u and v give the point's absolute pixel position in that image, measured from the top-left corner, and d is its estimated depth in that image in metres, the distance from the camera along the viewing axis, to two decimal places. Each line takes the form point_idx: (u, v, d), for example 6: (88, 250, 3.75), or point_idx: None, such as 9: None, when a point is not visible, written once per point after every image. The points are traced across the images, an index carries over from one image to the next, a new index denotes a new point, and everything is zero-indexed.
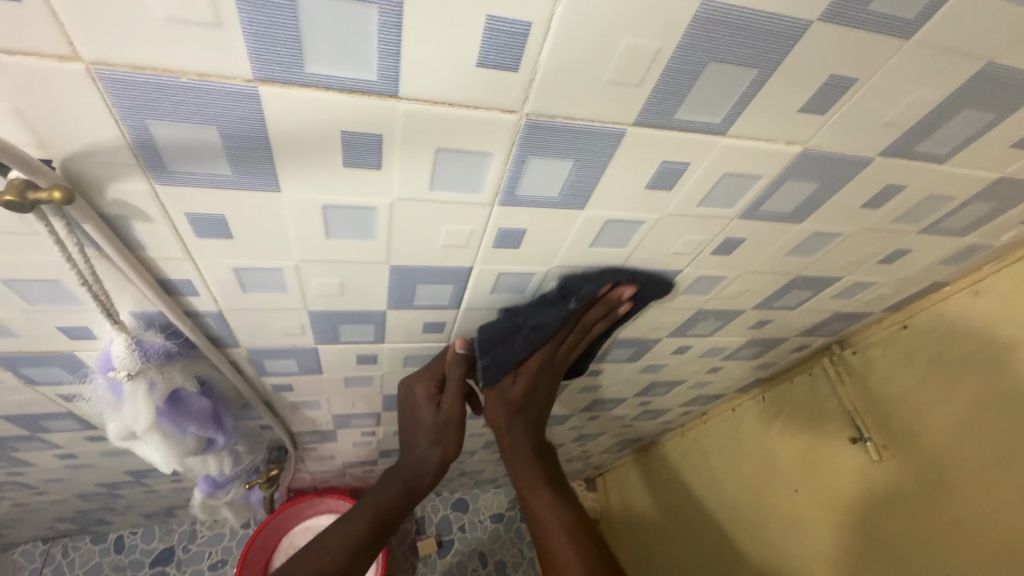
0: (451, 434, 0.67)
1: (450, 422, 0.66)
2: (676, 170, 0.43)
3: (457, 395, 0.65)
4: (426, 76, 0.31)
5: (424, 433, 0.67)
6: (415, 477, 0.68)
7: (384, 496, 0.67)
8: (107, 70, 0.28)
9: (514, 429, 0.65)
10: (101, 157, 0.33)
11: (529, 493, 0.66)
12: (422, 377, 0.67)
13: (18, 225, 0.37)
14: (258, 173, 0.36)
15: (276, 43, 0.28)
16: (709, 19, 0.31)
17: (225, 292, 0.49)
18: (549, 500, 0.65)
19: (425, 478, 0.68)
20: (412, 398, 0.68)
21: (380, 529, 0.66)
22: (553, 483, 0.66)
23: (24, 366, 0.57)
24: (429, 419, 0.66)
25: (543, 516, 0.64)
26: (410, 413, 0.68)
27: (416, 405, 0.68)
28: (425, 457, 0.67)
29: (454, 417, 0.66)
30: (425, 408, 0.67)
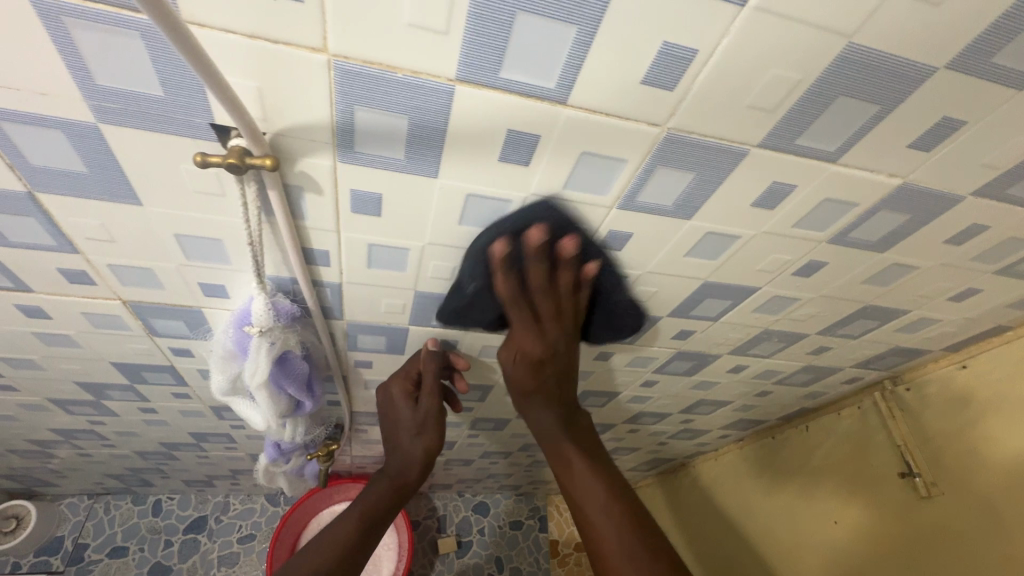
0: (433, 428, 0.71)
1: (429, 418, 0.71)
2: (783, 191, 0.47)
3: (432, 391, 0.70)
4: (596, 87, 0.36)
5: (405, 429, 0.72)
6: (402, 472, 0.71)
7: (372, 497, 0.69)
8: (344, 62, 0.34)
9: (537, 408, 0.62)
10: (306, 134, 0.39)
11: (561, 466, 0.60)
12: (398, 378, 0.73)
13: (213, 187, 0.43)
14: (425, 160, 0.42)
15: (485, 50, 0.34)
16: (851, 59, 0.36)
17: (353, 266, 0.55)
18: (588, 477, 0.58)
19: (411, 475, 0.71)
20: (392, 396, 0.73)
21: (374, 524, 0.68)
22: (587, 454, 0.60)
23: (153, 317, 0.63)
24: (409, 415, 0.72)
25: (582, 497, 0.57)
26: (390, 413, 0.74)
27: (395, 406, 0.73)
28: (410, 450, 0.71)
29: (432, 410, 0.71)
30: (403, 405, 0.73)
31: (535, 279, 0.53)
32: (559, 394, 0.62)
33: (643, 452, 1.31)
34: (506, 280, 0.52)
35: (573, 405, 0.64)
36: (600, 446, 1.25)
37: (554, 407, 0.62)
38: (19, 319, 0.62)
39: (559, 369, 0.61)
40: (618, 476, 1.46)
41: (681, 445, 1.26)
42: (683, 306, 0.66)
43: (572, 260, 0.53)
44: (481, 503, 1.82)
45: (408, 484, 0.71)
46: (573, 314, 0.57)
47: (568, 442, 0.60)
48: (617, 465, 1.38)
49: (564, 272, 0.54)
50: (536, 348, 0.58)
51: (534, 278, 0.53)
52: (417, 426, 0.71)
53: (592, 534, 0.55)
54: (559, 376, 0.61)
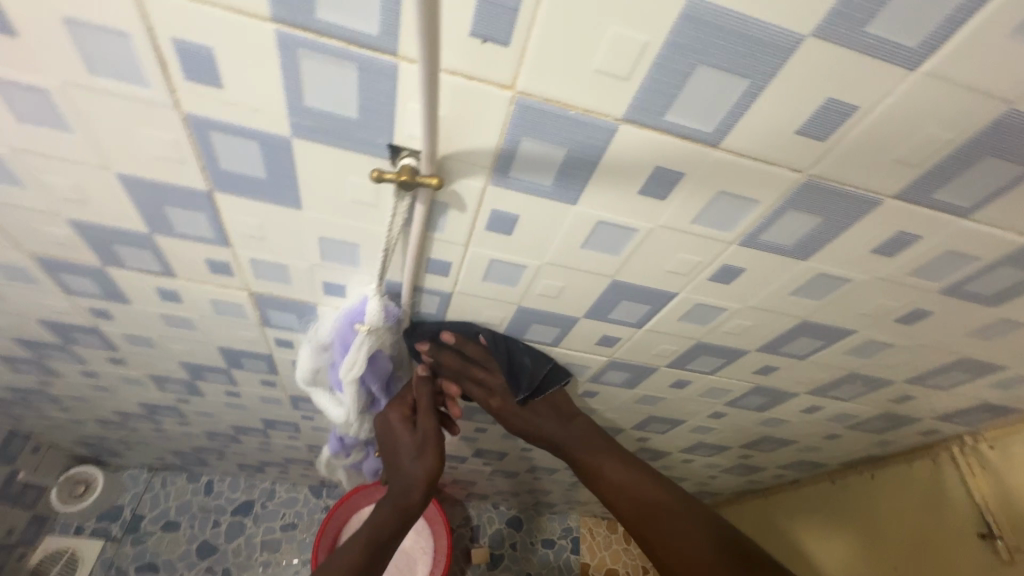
0: (434, 451, 0.73)
1: (428, 443, 0.73)
2: (906, 241, 0.48)
3: (431, 413, 0.73)
4: (752, 133, 0.39)
5: (405, 453, 0.74)
6: (405, 493, 0.73)
7: (374, 521, 0.73)
8: (526, 99, 0.37)
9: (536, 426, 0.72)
10: (469, 158, 0.43)
11: (583, 469, 0.71)
12: (395, 403, 0.75)
13: (370, 198, 0.48)
14: (570, 188, 0.45)
15: (657, 96, 0.36)
16: (1007, 123, 0.37)
17: (468, 277, 0.58)
18: (610, 470, 0.70)
19: (412, 498, 0.73)
20: (391, 420, 0.74)
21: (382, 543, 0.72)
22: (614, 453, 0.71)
23: (271, 309, 0.68)
24: (409, 439, 0.73)
25: (609, 480, 0.69)
26: (389, 437, 0.74)
27: (391, 431, 0.74)
28: (409, 474, 0.74)
29: (430, 433, 0.73)
30: (401, 429, 0.74)
31: (454, 362, 0.70)
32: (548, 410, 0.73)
33: (692, 483, 1.29)
34: (440, 360, 0.70)
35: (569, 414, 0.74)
36: None
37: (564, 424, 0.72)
38: (153, 300, 0.68)
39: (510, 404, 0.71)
40: None
41: (734, 480, 1.24)
42: (773, 342, 0.67)
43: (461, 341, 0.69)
44: (514, 517, 1.82)
45: (410, 507, 0.73)
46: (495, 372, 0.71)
47: (576, 442, 0.72)
48: None
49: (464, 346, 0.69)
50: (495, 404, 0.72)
51: (452, 361, 0.70)
52: (420, 449, 0.73)
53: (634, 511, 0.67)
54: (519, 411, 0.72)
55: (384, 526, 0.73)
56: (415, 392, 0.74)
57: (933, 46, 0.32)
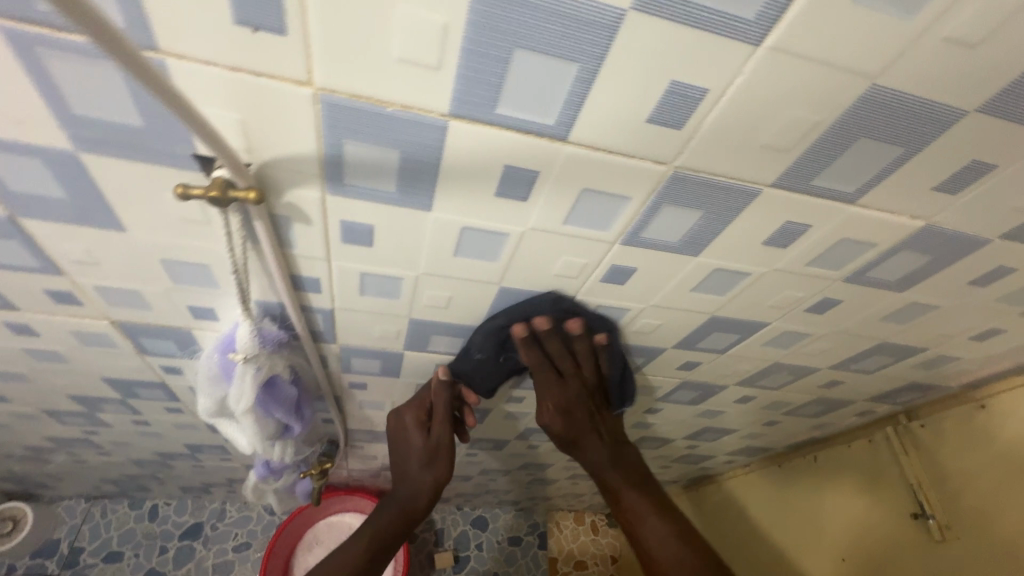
0: (443, 460, 0.67)
1: (438, 449, 0.67)
2: (796, 231, 0.45)
3: (446, 420, 0.66)
4: (599, 124, 0.34)
5: (414, 459, 0.67)
6: (410, 502, 0.67)
7: (380, 523, 0.68)
8: (330, 96, 0.32)
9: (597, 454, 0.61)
10: (292, 166, 0.37)
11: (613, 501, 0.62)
12: (410, 405, 0.68)
13: (198, 216, 0.42)
14: (418, 193, 0.40)
15: (480, 86, 0.31)
16: (873, 101, 0.33)
17: (344, 292, 0.53)
18: (637, 503, 0.60)
19: (419, 504, 0.68)
20: (401, 422, 0.68)
21: (382, 548, 0.67)
22: (642, 485, 0.61)
23: (143, 337, 0.62)
24: (419, 444, 0.67)
25: (642, 529, 0.59)
26: (400, 439, 0.69)
27: (403, 432, 0.69)
28: (417, 481, 0.67)
29: (443, 441, 0.67)
30: (413, 433, 0.68)
31: (556, 352, 0.57)
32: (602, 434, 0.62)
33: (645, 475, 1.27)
34: (544, 350, 0.57)
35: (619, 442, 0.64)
36: None
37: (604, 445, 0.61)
38: (6, 334, 0.61)
39: (591, 414, 0.61)
40: None
41: (684, 469, 1.22)
42: (688, 339, 0.64)
43: (552, 330, 0.56)
44: (479, 517, 1.78)
45: (415, 513, 0.68)
46: (594, 372, 0.60)
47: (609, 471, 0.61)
48: None
49: (577, 345, 0.58)
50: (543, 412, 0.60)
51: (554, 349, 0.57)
52: (429, 457, 0.67)
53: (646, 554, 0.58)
54: (591, 421, 0.61)
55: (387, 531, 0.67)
56: (432, 393, 0.67)
57: (773, 16, 0.28)
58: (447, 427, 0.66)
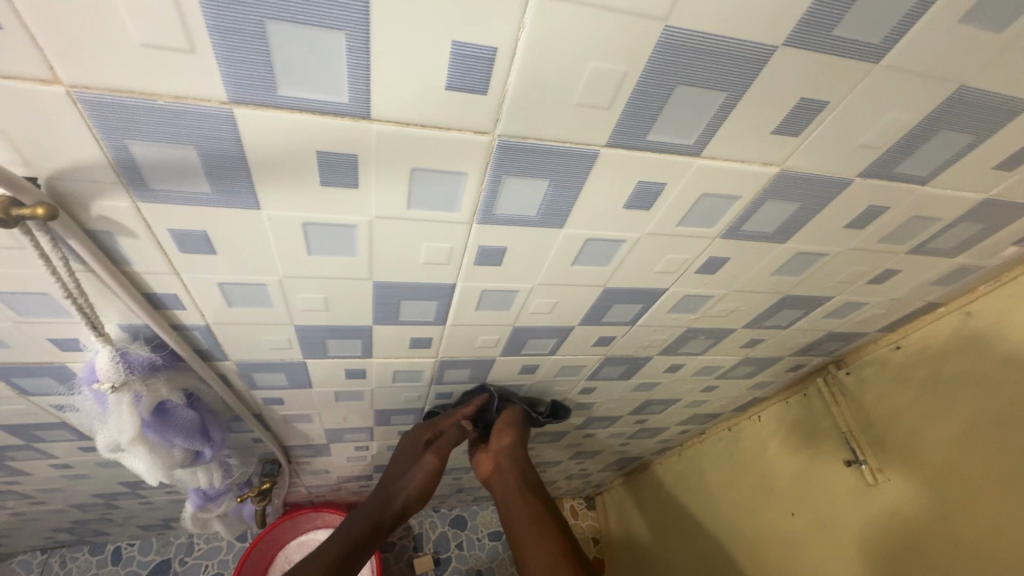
0: (425, 484, 0.75)
1: (424, 471, 0.75)
2: (653, 190, 0.43)
3: (443, 453, 0.75)
4: (397, 98, 0.32)
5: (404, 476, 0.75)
6: (380, 515, 0.73)
7: (356, 530, 0.70)
8: (86, 93, 0.29)
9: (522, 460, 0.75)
10: (84, 175, 0.34)
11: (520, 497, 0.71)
12: (421, 429, 0.78)
13: (7, 241, 0.38)
14: (237, 190, 0.37)
15: (249, 67, 0.29)
16: (673, 45, 0.32)
17: (211, 306, 0.50)
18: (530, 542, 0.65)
19: (386, 518, 0.73)
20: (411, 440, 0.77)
21: (351, 560, 0.68)
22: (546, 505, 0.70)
23: (18, 378, 0.58)
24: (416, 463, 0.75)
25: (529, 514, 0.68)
26: (403, 457, 0.77)
27: (408, 451, 0.77)
28: (397, 495, 0.74)
29: (433, 469, 0.75)
30: (417, 451, 0.76)
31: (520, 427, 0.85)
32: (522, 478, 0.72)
33: (606, 454, 1.26)
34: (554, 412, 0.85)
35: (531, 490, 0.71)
36: (559, 452, 1.20)
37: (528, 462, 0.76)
38: None
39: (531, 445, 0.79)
40: (589, 477, 1.43)
41: (643, 445, 1.22)
42: (592, 314, 0.62)
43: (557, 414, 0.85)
44: (457, 517, 1.72)
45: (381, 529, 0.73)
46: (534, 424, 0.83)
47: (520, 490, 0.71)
48: (585, 468, 1.35)
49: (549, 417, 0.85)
50: (512, 437, 0.76)
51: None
52: (416, 476, 0.74)
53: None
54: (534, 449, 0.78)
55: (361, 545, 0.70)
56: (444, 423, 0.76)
57: None
58: (442, 458, 0.75)
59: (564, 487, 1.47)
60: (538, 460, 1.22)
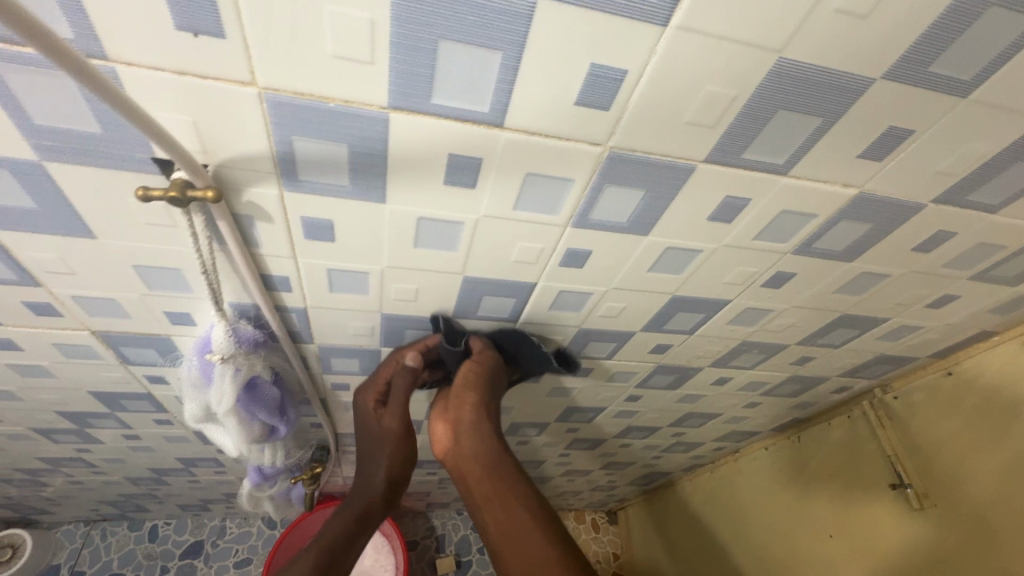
0: (396, 453, 0.65)
1: (388, 441, 0.64)
2: (737, 205, 0.47)
3: (397, 410, 0.64)
4: (531, 110, 0.36)
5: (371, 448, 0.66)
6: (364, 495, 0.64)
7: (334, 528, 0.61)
8: (274, 95, 0.34)
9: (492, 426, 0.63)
10: (248, 166, 0.39)
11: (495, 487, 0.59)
12: (368, 389, 0.67)
13: (165, 219, 0.44)
14: (371, 185, 0.42)
15: (413, 78, 0.34)
16: (782, 74, 0.35)
17: (315, 291, 0.55)
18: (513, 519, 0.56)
19: (373, 500, 0.64)
20: (359, 410, 0.66)
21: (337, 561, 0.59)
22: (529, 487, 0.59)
23: (124, 347, 0.63)
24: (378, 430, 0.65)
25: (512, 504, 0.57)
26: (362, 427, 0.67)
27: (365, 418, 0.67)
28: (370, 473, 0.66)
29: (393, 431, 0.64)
30: (373, 418, 0.66)
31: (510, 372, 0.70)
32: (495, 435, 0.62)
33: (638, 466, 1.27)
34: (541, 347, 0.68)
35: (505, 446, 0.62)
36: (592, 461, 1.22)
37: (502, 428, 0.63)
38: None
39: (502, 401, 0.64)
40: (616, 490, 1.44)
41: (675, 460, 1.23)
42: (655, 321, 0.65)
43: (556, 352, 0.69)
44: None
45: (372, 512, 0.64)
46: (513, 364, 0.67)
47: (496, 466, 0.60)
48: (614, 479, 1.35)
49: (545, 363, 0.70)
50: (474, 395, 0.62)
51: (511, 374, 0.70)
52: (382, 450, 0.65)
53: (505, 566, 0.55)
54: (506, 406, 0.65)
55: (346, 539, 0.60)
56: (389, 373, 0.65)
57: None
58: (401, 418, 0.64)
59: (590, 497, 1.48)
60: (570, 467, 1.24)
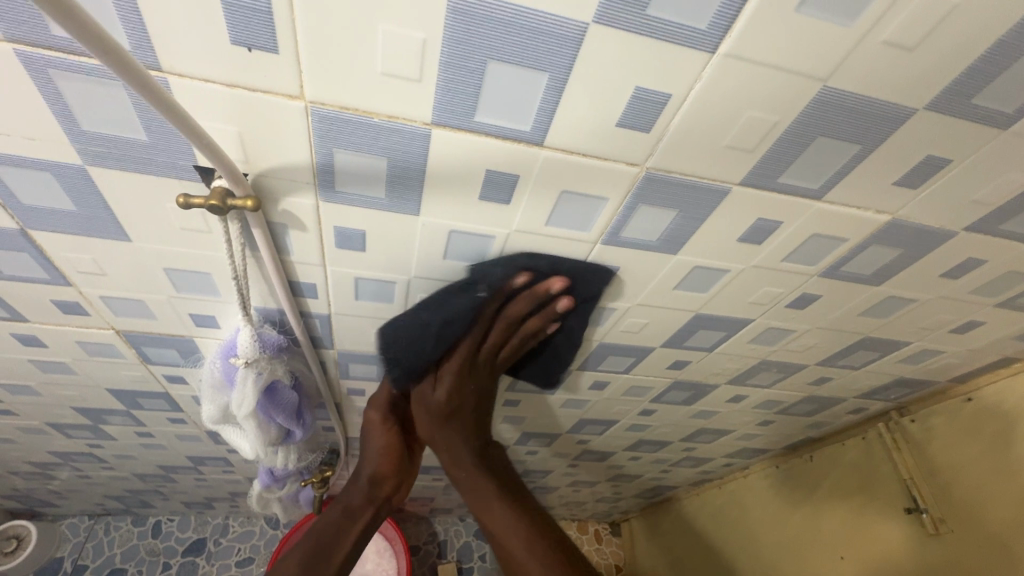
0: (383, 447, 0.62)
1: (377, 435, 0.62)
2: (769, 227, 0.47)
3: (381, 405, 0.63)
4: (572, 129, 0.36)
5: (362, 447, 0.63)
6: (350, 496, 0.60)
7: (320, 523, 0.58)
8: (320, 108, 0.34)
9: (463, 427, 0.56)
10: (288, 176, 0.40)
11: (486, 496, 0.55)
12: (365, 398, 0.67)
13: (200, 224, 0.44)
14: (407, 198, 0.42)
15: (459, 96, 0.34)
16: (825, 102, 0.35)
17: (341, 298, 0.55)
18: (509, 515, 0.53)
19: (357, 499, 0.60)
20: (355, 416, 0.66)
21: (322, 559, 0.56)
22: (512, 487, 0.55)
23: (147, 347, 0.64)
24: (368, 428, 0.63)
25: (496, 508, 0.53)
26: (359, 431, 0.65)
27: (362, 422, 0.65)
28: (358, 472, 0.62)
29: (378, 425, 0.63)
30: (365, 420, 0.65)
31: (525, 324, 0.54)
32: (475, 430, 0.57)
33: (645, 479, 1.26)
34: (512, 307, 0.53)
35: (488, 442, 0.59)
36: (601, 472, 1.21)
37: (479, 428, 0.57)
38: (16, 347, 0.63)
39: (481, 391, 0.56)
40: (622, 502, 1.43)
41: (684, 474, 1.22)
42: (675, 338, 0.65)
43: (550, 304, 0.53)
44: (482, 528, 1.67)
45: (355, 509, 0.60)
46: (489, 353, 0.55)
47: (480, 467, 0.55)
48: (620, 491, 1.34)
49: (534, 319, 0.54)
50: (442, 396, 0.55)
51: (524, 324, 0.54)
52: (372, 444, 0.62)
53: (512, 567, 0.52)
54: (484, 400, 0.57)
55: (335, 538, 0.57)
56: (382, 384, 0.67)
57: (724, 26, 0.31)
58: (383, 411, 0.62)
59: (594, 509, 1.47)
60: (577, 478, 1.23)
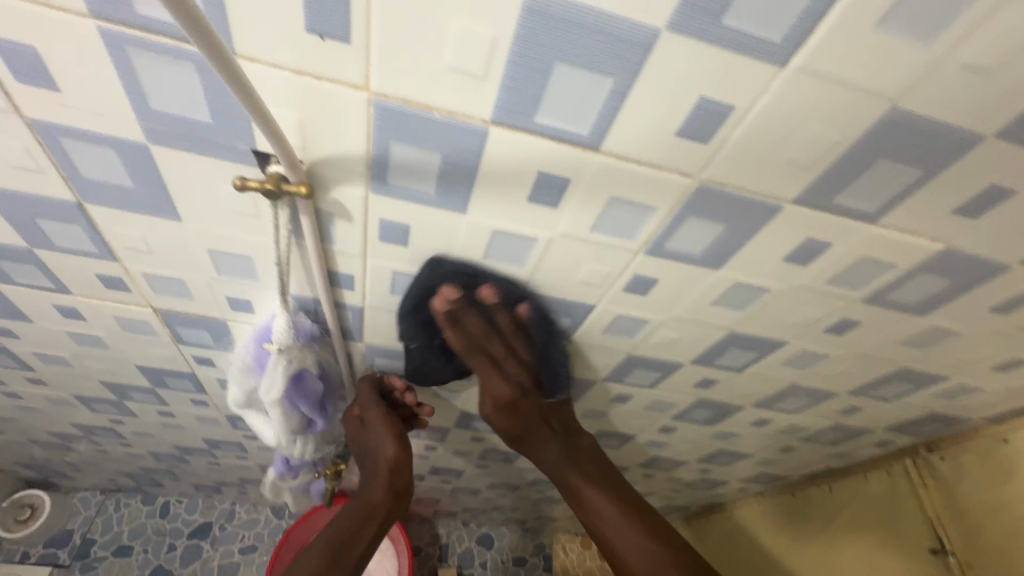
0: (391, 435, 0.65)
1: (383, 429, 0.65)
2: (816, 248, 0.46)
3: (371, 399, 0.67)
4: (630, 136, 0.36)
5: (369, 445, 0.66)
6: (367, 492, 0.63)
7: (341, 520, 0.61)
8: (383, 100, 0.35)
9: (539, 440, 0.58)
10: (342, 165, 0.40)
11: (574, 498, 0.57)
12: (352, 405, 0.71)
13: (250, 208, 0.45)
14: (455, 195, 0.42)
15: (521, 95, 0.34)
16: (892, 123, 0.35)
17: (376, 291, 0.55)
18: (606, 506, 0.55)
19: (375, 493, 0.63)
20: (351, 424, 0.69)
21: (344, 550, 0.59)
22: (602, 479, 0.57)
23: (180, 327, 0.64)
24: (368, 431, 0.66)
25: (592, 501, 0.56)
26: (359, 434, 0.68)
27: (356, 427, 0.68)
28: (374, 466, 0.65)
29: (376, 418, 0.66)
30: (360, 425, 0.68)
31: (479, 330, 0.54)
32: (555, 427, 0.59)
33: (657, 498, 1.24)
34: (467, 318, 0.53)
35: (574, 433, 0.60)
36: None
37: (556, 440, 0.58)
38: (56, 319, 0.65)
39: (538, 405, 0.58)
40: None
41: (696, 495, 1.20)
42: (706, 354, 0.64)
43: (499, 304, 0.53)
44: (485, 534, 1.65)
45: (375, 504, 0.62)
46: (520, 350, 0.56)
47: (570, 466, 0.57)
48: None
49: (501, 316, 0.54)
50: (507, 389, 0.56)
51: (475, 328, 0.54)
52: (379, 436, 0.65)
53: (618, 558, 0.54)
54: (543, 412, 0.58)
55: (354, 534, 0.60)
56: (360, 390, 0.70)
57: (797, 40, 0.30)
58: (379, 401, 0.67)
59: None
60: None
